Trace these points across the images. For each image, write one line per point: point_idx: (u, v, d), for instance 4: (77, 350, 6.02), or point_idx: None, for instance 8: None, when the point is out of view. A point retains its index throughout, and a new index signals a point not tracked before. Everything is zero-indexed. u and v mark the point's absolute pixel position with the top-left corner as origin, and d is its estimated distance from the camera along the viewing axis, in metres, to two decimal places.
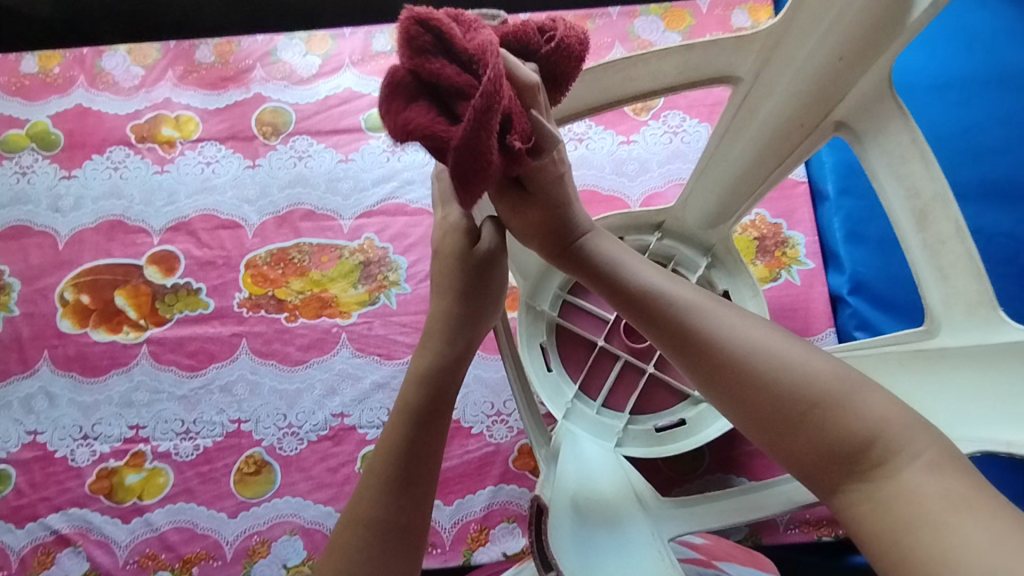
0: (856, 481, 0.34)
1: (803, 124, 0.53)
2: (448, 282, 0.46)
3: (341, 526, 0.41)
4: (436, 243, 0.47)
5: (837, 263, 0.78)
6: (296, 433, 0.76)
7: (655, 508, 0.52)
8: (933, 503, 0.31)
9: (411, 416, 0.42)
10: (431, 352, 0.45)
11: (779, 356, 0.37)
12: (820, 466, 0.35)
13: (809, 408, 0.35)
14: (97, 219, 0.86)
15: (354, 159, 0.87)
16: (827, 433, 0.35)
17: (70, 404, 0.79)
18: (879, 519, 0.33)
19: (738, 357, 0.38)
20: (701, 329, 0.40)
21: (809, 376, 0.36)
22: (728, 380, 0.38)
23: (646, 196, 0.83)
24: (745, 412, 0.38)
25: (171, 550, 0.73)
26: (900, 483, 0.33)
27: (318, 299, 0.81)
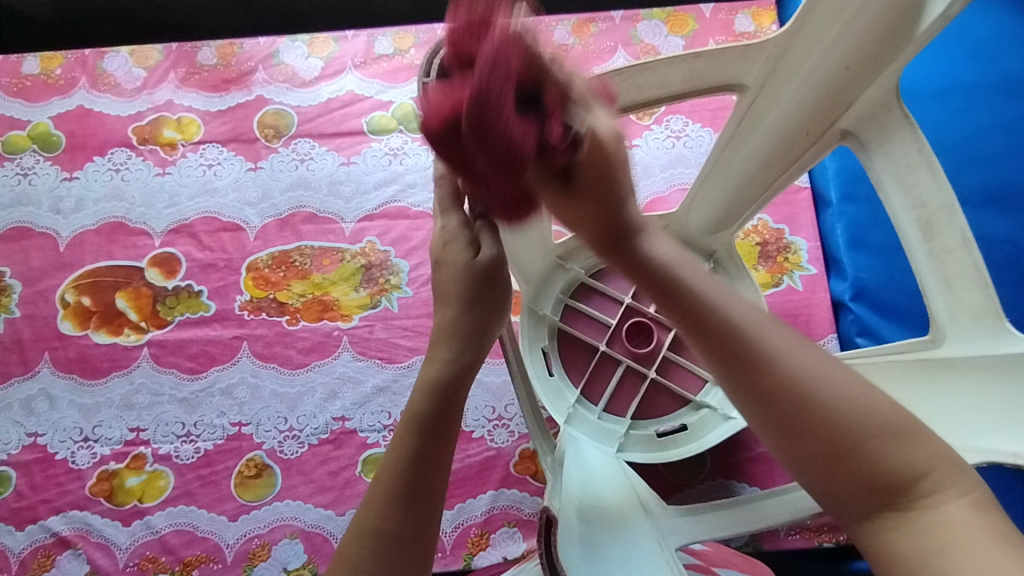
0: (890, 510, 0.32)
1: (809, 132, 0.53)
2: (455, 288, 0.45)
3: (348, 535, 0.40)
4: (437, 254, 0.46)
5: (839, 269, 0.78)
6: (297, 436, 0.76)
7: (660, 517, 0.52)
8: (967, 542, 0.29)
9: (421, 424, 0.41)
10: (441, 361, 0.44)
11: (833, 383, 0.34)
12: (849, 493, 0.33)
13: (858, 437, 0.32)
14: (98, 221, 0.86)
15: (356, 162, 0.87)
16: (874, 461, 0.32)
17: (70, 406, 0.79)
18: (915, 547, 0.30)
19: (795, 379, 0.34)
20: (755, 342, 0.35)
21: (867, 406, 0.33)
22: (779, 399, 0.34)
23: (648, 201, 0.83)
24: (788, 434, 0.34)
25: (171, 553, 0.73)
26: (942, 515, 0.31)
27: (319, 302, 0.81)
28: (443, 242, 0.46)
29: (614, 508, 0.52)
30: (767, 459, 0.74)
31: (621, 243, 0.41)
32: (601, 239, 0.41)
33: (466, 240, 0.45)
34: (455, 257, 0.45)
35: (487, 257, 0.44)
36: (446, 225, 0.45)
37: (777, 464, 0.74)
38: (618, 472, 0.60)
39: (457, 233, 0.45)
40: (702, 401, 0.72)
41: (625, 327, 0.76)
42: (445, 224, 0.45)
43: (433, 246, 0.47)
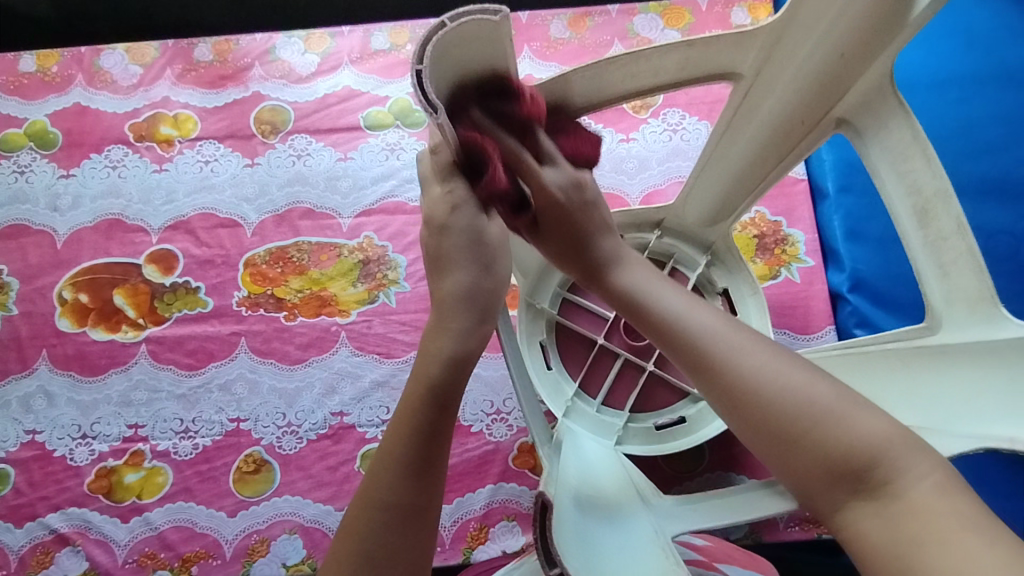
0: (862, 498, 0.38)
1: (804, 121, 0.53)
2: (464, 257, 0.44)
3: (354, 504, 0.39)
4: (444, 218, 0.44)
5: (836, 260, 0.78)
6: (296, 432, 0.76)
7: (656, 504, 0.52)
8: (931, 522, 0.35)
9: (433, 397, 0.40)
10: (455, 333, 0.43)
11: (793, 388, 0.40)
12: (824, 486, 0.39)
13: (806, 430, 0.39)
14: (95, 218, 0.86)
15: (353, 157, 0.87)
16: (836, 456, 0.38)
17: (68, 403, 0.78)
18: (891, 535, 0.36)
19: (754, 392, 0.41)
20: (717, 355, 0.43)
21: (816, 405, 0.39)
22: (743, 407, 0.41)
23: (646, 194, 0.83)
24: (758, 434, 0.41)
25: (170, 549, 0.73)
26: (907, 502, 0.36)
27: (318, 298, 0.81)
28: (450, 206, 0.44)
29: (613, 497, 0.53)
30: None
31: (595, 277, 0.50)
32: (574, 263, 0.51)
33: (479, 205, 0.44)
34: (466, 221, 0.44)
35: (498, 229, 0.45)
36: (453, 189, 0.44)
37: None
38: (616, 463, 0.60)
39: (467, 199, 0.44)
40: (700, 394, 0.72)
41: (623, 321, 0.76)
42: (453, 189, 0.44)
43: (434, 209, 0.45)
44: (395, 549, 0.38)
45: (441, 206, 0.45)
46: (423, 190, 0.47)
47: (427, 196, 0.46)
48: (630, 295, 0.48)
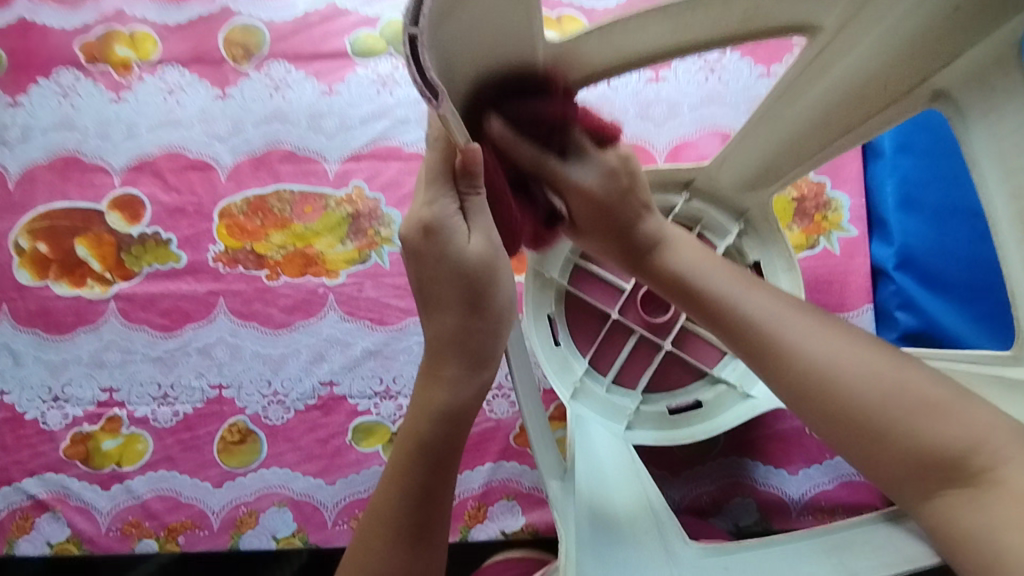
0: (952, 487, 0.36)
1: (887, 87, 0.43)
2: (453, 291, 0.35)
3: (349, 564, 0.38)
4: (417, 243, 0.34)
5: (884, 231, 0.69)
6: (282, 401, 0.71)
7: (682, 557, 0.41)
8: (1020, 495, 0.34)
9: (423, 457, 0.36)
10: (449, 383, 0.36)
11: (856, 370, 0.40)
12: (913, 470, 0.38)
13: (878, 408, 0.39)
14: (49, 154, 0.76)
15: (339, 91, 0.75)
16: (916, 440, 0.37)
17: (36, 363, 0.73)
18: (980, 523, 0.35)
19: (824, 378, 0.41)
20: (786, 344, 0.43)
21: (882, 388, 0.39)
22: (811, 395, 0.41)
23: (674, 146, 0.72)
24: (825, 419, 0.41)
25: (155, 519, 0.69)
26: (987, 471, 0.35)
27: (302, 256, 0.72)
28: (423, 227, 0.34)
29: (625, 538, 0.43)
30: (785, 437, 0.68)
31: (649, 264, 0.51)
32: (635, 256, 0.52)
33: (457, 225, 0.34)
34: (443, 248, 0.34)
35: (479, 250, 0.34)
36: (431, 205, 0.34)
37: (794, 442, 0.68)
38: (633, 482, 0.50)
39: (445, 220, 0.34)
40: (719, 376, 0.65)
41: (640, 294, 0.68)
42: (430, 202, 0.34)
43: (408, 231, 0.35)
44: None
45: (414, 225, 0.34)
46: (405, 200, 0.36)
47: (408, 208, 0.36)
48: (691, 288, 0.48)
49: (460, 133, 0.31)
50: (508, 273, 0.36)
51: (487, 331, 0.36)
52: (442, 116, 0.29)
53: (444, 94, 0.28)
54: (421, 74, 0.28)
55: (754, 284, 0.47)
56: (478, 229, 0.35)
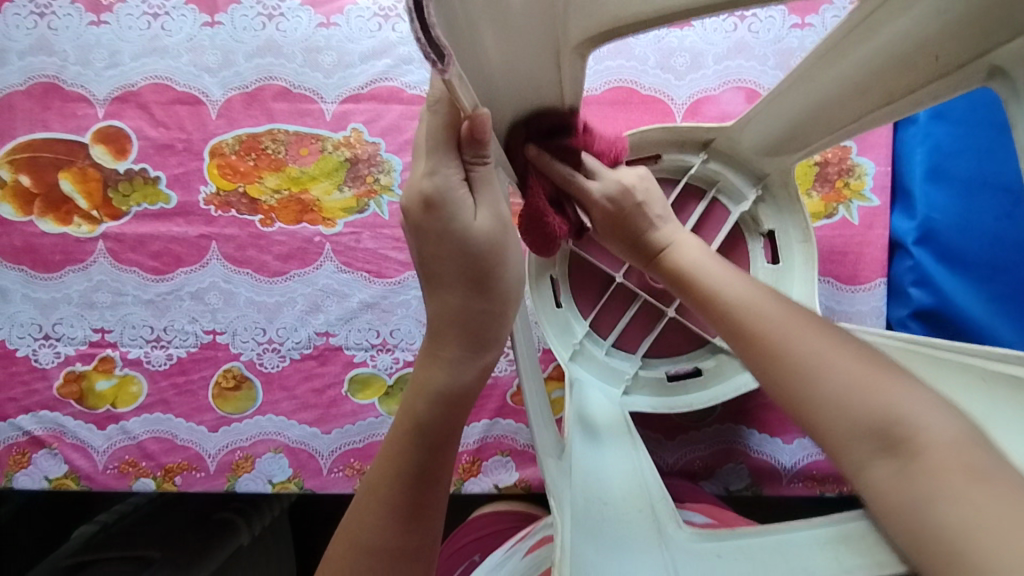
0: (889, 459, 0.35)
1: (938, 57, 0.39)
2: (453, 266, 0.33)
3: (339, 542, 0.37)
4: (420, 217, 0.32)
5: (906, 203, 0.66)
6: (277, 349, 0.70)
7: (673, 535, 0.41)
8: (947, 475, 0.32)
9: (422, 434, 0.35)
10: (449, 363, 0.35)
11: (806, 344, 0.40)
12: (845, 440, 0.37)
13: (819, 376, 0.39)
14: (26, 80, 0.71)
15: (338, 23, 0.70)
16: (856, 409, 0.37)
17: (24, 300, 0.71)
18: (902, 490, 0.34)
19: (775, 342, 0.41)
20: (745, 316, 0.43)
21: (834, 361, 0.39)
22: (763, 359, 0.41)
23: (695, 100, 0.68)
24: (773, 386, 0.41)
25: (151, 459, 0.70)
26: (924, 455, 0.34)
27: (298, 202, 0.69)
28: (424, 198, 0.31)
29: (622, 513, 0.43)
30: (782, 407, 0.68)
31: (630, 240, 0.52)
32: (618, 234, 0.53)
33: (463, 196, 0.31)
34: (447, 222, 0.31)
35: (487, 226, 0.32)
36: (434, 175, 0.31)
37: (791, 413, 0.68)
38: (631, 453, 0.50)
39: (449, 190, 0.31)
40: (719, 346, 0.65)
41: None
42: (431, 171, 0.31)
43: (409, 201, 0.32)
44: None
45: (414, 196, 0.31)
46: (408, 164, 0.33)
47: (409, 174, 0.32)
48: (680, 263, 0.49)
49: (467, 97, 0.27)
50: (514, 247, 0.34)
51: (493, 309, 0.35)
52: (448, 81, 0.25)
53: (451, 56, 0.25)
54: (425, 31, 0.23)
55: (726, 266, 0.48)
56: (485, 202, 0.32)
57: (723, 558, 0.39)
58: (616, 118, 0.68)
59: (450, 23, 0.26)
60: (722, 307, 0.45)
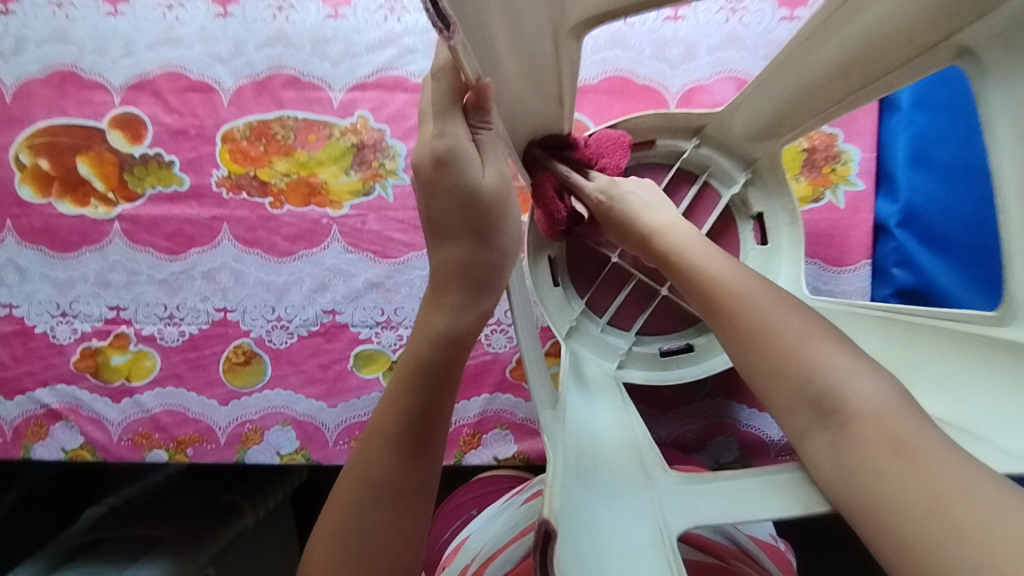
0: (828, 425, 0.40)
1: (914, 40, 0.42)
2: (459, 220, 0.36)
3: (344, 478, 0.39)
4: (431, 174, 0.34)
5: (889, 188, 0.69)
6: (286, 327, 0.73)
7: (660, 480, 0.44)
8: (876, 453, 0.37)
9: (426, 376, 0.37)
10: (451, 309, 0.37)
11: (763, 318, 0.45)
12: (792, 409, 0.42)
13: (780, 354, 0.43)
14: (45, 67, 0.74)
15: (345, 15, 0.73)
16: (803, 379, 0.41)
17: (42, 279, 0.74)
18: (836, 454, 0.39)
19: (736, 316, 0.46)
20: (714, 292, 0.48)
21: (785, 334, 0.43)
22: (725, 329, 0.47)
23: (687, 89, 0.71)
24: (732, 352, 0.46)
25: (164, 431, 0.73)
26: (861, 433, 0.38)
27: (306, 185, 0.72)
28: (435, 157, 0.34)
29: (614, 462, 0.46)
30: None
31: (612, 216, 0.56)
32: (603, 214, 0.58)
33: (470, 153, 0.34)
34: (456, 177, 0.34)
35: (491, 182, 0.35)
36: (442, 133, 0.34)
37: None
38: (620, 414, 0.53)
39: (457, 147, 0.34)
40: None
41: None
42: (439, 133, 0.34)
43: (421, 161, 0.35)
44: (385, 527, 0.37)
45: (425, 155, 0.34)
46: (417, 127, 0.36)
47: (420, 137, 0.35)
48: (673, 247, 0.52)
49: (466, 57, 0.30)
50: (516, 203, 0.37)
51: (493, 260, 0.37)
52: (452, 47, 0.28)
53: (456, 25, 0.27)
54: (433, 3, 0.26)
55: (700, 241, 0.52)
56: (490, 160, 0.36)
57: (705, 497, 0.42)
58: (612, 106, 0.71)
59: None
60: (696, 280, 0.49)
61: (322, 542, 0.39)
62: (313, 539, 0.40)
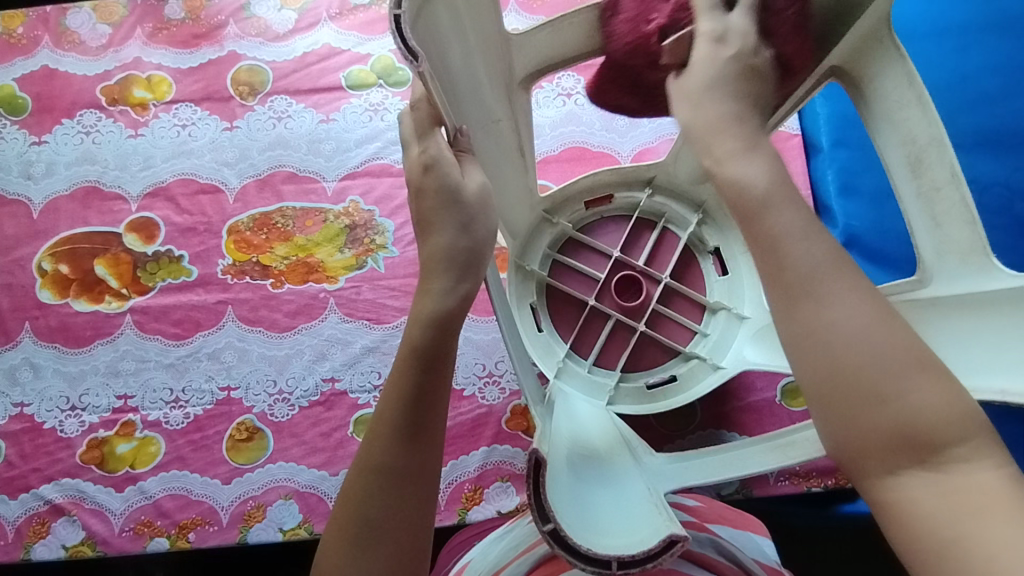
0: (918, 468, 0.31)
1: (800, 69, 0.51)
2: (441, 220, 0.43)
3: (353, 473, 0.42)
4: (418, 179, 0.43)
5: (830, 216, 0.77)
6: (287, 399, 0.76)
7: (648, 462, 0.49)
8: (993, 510, 0.29)
9: (418, 360, 0.41)
10: (440, 292, 0.42)
11: (881, 343, 0.32)
12: (863, 449, 0.32)
13: (895, 390, 0.31)
14: (71, 185, 0.83)
15: (335, 119, 0.84)
16: (908, 414, 0.31)
17: (55, 375, 0.77)
18: (938, 501, 0.30)
19: (851, 340, 0.32)
20: (824, 298, 0.33)
21: (886, 349, 0.32)
22: (833, 360, 0.32)
23: (638, 152, 0.81)
24: (835, 389, 0.32)
25: (166, 517, 0.73)
26: (967, 481, 0.30)
27: (304, 265, 0.79)
28: (424, 166, 0.43)
29: (604, 453, 0.49)
30: (756, 408, 0.73)
31: None
32: None
33: (450, 163, 0.43)
34: (440, 181, 0.42)
35: (474, 183, 0.43)
36: (427, 149, 0.43)
37: (767, 414, 0.73)
38: (609, 419, 0.58)
39: (440, 157, 0.43)
40: (691, 352, 0.70)
41: (614, 281, 0.72)
42: (425, 148, 0.43)
43: (413, 172, 0.44)
44: (391, 514, 0.41)
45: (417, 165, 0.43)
46: (404, 152, 0.46)
47: (408, 157, 0.45)
48: (801, 265, 0.33)
49: (436, 91, 0.39)
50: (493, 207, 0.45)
51: (472, 251, 0.44)
52: (422, 77, 0.36)
53: (424, 58, 0.35)
54: (404, 42, 0.35)
55: (812, 239, 0.34)
56: (470, 169, 0.44)
57: (689, 470, 0.48)
58: (573, 171, 0.81)
59: (427, 44, 0.39)
60: (800, 279, 0.33)
61: (333, 536, 0.42)
62: (325, 536, 0.43)
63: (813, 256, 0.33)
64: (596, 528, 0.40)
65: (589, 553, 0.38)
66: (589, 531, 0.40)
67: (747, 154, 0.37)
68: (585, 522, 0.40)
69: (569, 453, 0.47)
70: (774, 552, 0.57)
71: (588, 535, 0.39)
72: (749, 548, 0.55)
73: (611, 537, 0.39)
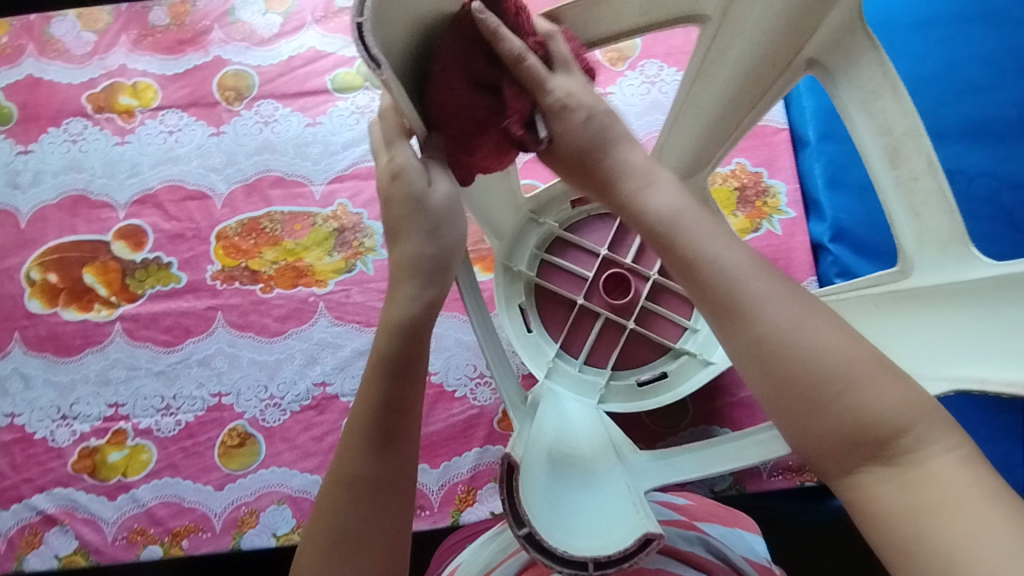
0: (876, 465, 0.32)
1: (775, 64, 0.49)
2: (417, 223, 0.42)
3: (326, 487, 0.42)
4: (386, 188, 0.43)
5: (818, 210, 0.77)
6: (278, 404, 0.76)
7: (633, 461, 0.48)
8: (956, 500, 0.29)
9: (386, 368, 0.41)
10: (404, 301, 0.42)
11: (817, 345, 0.33)
12: (822, 452, 0.33)
13: (837, 395, 0.32)
14: (58, 194, 0.83)
15: (322, 122, 0.84)
16: (854, 416, 0.32)
17: (45, 384, 0.77)
18: (901, 498, 0.31)
19: (784, 348, 0.33)
20: (750, 309, 0.34)
21: (823, 355, 0.32)
22: (770, 368, 0.33)
23: None
24: (778, 397, 0.33)
25: (159, 525, 0.72)
26: (929, 474, 0.30)
27: (294, 269, 0.79)
28: (392, 173, 0.43)
29: (589, 455, 0.49)
30: (747, 403, 0.73)
31: None
32: None
33: (416, 170, 0.42)
34: (406, 189, 0.42)
35: (441, 191, 0.42)
36: (394, 157, 0.43)
37: (759, 409, 0.73)
38: (597, 420, 0.57)
39: (406, 164, 0.42)
40: (681, 348, 0.70)
41: (601, 279, 0.72)
42: (395, 155, 0.43)
43: (381, 180, 0.44)
44: (366, 523, 0.40)
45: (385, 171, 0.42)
46: (374, 160, 0.45)
47: (377, 165, 0.45)
48: (724, 278, 0.35)
49: (403, 96, 0.38)
50: (462, 212, 0.44)
51: (448, 252, 0.43)
52: (386, 83, 0.35)
53: (386, 64, 0.35)
54: (365, 49, 0.34)
55: (733, 250, 0.36)
56: (437, 176, 0.43)
57: (676, 468, 0.47)
58: None
59: (393, 50, 0.38)
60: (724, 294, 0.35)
61: (309, 549, 0.42)
62: (301, 549, 0.43)
63: (732, 273, 0.35)
64: (571, 528, 0.41)
65: (566, 555, 0.39)
66: (562, 531, 0.40)
67: (661, 179, 0.40)
68: (563, 524, 0.41)
69: (552, 453, 0.47)
70: (764, 549, 0.57)
71: (561, 535, 0.40)
72: (740, 546, 0.55)
73: (584, 538, 0.40)
